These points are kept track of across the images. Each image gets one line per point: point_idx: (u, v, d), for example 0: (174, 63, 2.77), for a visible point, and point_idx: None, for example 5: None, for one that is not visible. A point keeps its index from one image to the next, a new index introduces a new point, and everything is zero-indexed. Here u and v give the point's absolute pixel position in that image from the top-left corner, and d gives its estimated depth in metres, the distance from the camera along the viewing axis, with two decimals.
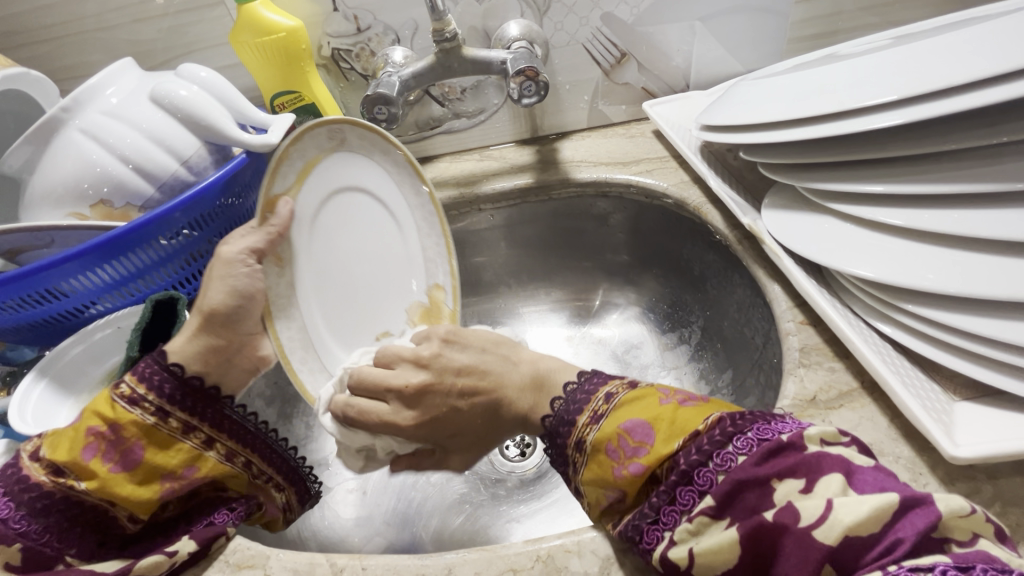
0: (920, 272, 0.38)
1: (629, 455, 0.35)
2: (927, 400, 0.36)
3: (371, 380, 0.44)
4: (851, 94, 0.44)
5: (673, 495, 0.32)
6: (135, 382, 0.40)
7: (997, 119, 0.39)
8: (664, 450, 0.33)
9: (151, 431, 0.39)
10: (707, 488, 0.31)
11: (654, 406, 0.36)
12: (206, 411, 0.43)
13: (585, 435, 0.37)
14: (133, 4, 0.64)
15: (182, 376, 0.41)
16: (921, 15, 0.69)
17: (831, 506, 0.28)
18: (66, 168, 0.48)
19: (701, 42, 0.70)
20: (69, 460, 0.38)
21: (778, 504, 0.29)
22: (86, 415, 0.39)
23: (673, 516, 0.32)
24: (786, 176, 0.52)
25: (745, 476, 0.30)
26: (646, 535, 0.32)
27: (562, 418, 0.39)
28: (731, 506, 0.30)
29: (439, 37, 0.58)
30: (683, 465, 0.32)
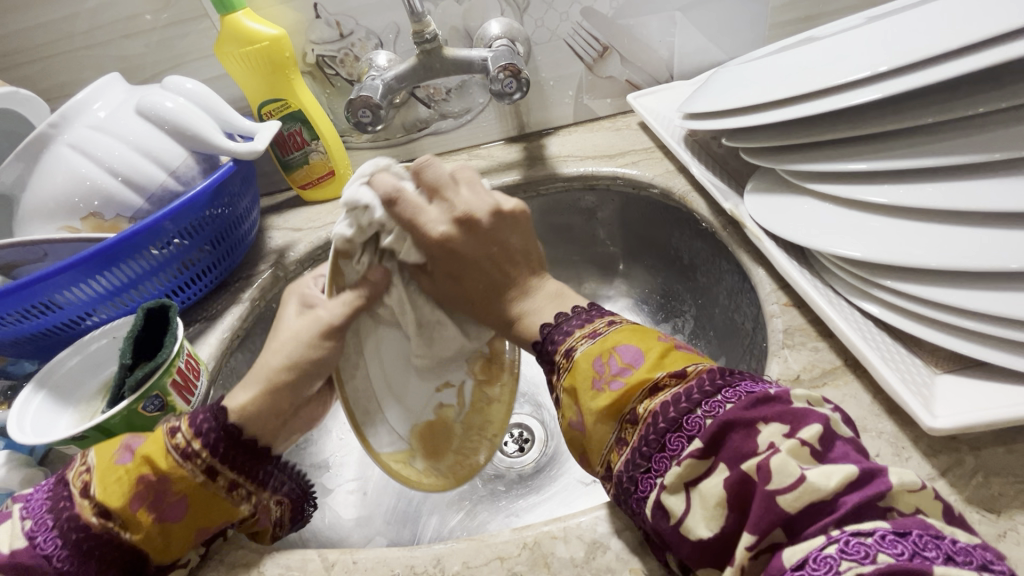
0: (904, 247, 0.39)
1: (612, 372, 0.36)
2: (907, 374, 0.36)
3: (433, 179, 0.46)
4: (826, 73, 0.44)
5: (663, 442, 0.32)
6: (194, 437, 0.38)
7: (970, 91, 0.39)
8: (646, 376, 0.35)
9: (198, 490, 0.38)
10: (696, 433, 0.31)
11: (649, 340, 0.38)
12: (254, 470, 0.41)
13: (576, 345, 0.39)
14: (121, 20, 0.65)
15: (238, 437, 0.40)
16: None
17: (803, 479, 0.26)
18: (56, 183, 0.49)
19: (682, 32, 0.70)
20: (118, 507, 0.36)
21: (761, 448, 0.29)
22: (135, 461, 0.37)
23: (664, 463, 0.32)
24: (767, 160, 0.52)
25: (734, 417, 0.30)
26: (641, 484, 0.32)
27: (555, 332, 0.42)
28: (719, 448, 0.30)
29: (419, 38, 0.59)
30: (672, 412, 0.32)
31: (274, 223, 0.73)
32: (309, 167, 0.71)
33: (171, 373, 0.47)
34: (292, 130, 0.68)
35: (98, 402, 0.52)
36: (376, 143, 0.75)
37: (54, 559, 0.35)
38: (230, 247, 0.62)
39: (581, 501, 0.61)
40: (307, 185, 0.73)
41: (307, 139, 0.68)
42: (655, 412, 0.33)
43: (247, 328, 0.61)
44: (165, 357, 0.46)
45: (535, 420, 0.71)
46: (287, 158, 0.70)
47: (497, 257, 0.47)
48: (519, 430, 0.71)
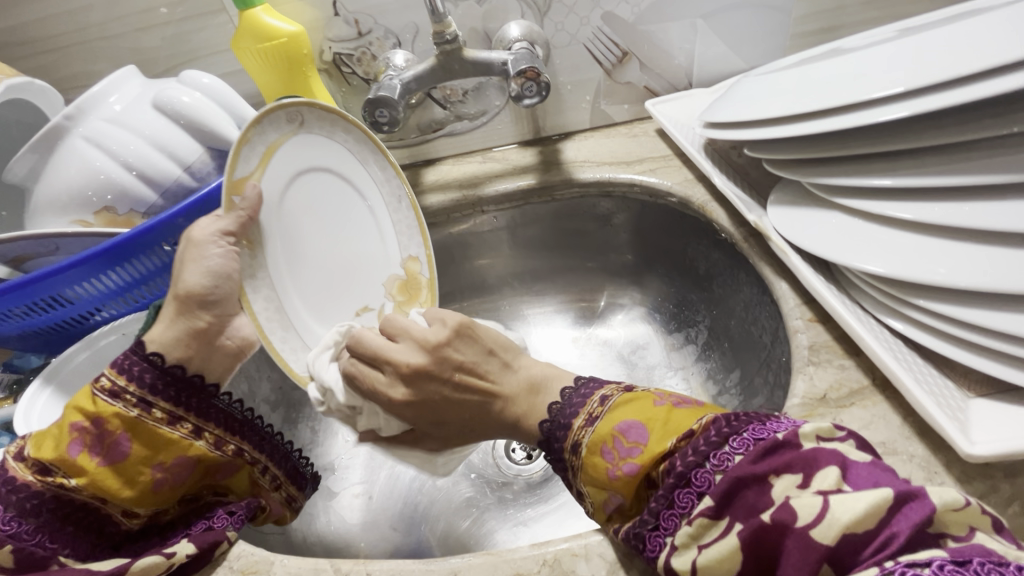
0: (931, 266, 0.38)
1: (623, 456, 0.35)
2: (940, 397, 0.36)
3: (371, 346, 0.43)
4: (856, 87, 0.43)
5: (671, 499, 0.32)
6: (115, 376, 0.41)
7: (1007, 109, 0.38)
8: (658, 448, 0.34)
9: (135, 424, 0.41)
10: (705, 489, 0.31)
11: (648, 407, 0.36)
12: (191, 401, 0.44)
13: (580, 439, 0.37)
14: (137, 13, 0.64)
15: (163, 366, 0.43)
16: (926, 9, 0.68)
17: (828, 506, 0.27)
18: (70, 175, 0.48)
19: (703, 39, 0.69)
20: (56, 457, 0.39)
21: (776, 500, 0.29)
22: (67, 414, 0.40)
23: (673, 521, 0.32)
24: (792, 172, 0.51)
25: (744, 474, 0.30)
26: (649, 541, 0.32)
27: (556, 428, 0.39)
28: (729, 504, 0.30)
29: (439, 39, 0.58)
30: (680, 466, 0.32)
31: None
32: None
33: None
34: None
35: None
36: (390, 143, 0.75)
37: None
38: None
39: None
40: None
41: None
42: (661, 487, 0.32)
43: None
44: None
45: None
46: None
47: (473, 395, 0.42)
48: None
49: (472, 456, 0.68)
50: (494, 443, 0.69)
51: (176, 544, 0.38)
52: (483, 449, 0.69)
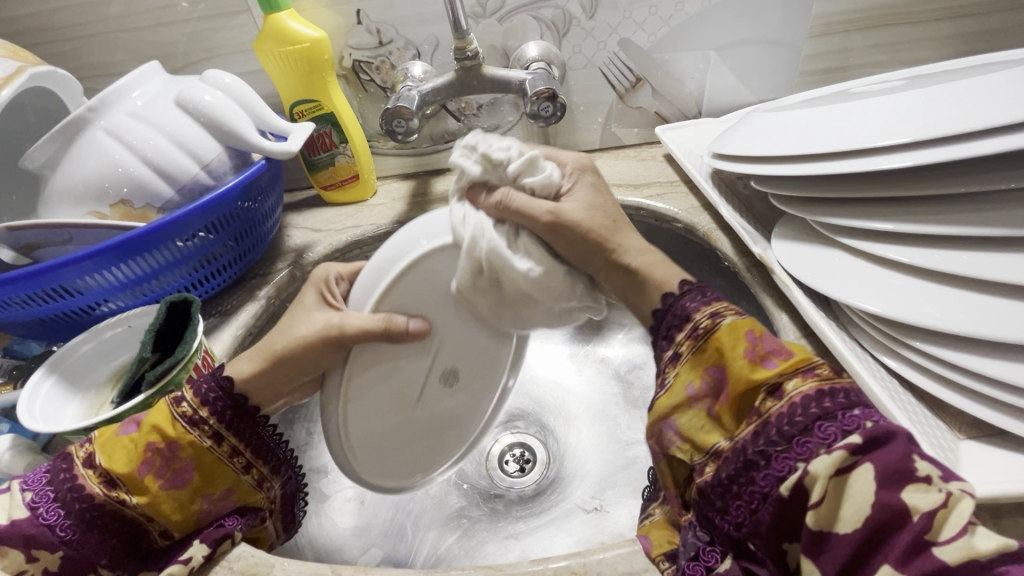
0: (925, 309, 0.39)
1: (766, 352, 0.37)
2: (933, 437, 0.37)
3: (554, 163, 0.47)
4: (862, 134, 0.45)
5: (812, 428, 0.33)
6: (197, 406, 0.41)
7: (1004, 165, 0.40)
8: (803, 360, 0.36)
9: (204, 454, 0.41)
10: (852, 429, 0.32)
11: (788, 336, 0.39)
12: (241, 426, 0.43)
13: (723, 314, 0.39)
14: (161, 9, 0.65)
15: (231, 393, 0.43)
16: (928, 57, 0.70)
17: (967, 530, 0.28)
18: (88, 167, 0.49)
19: (714, 71, 0.71)
20: (126, 473, 0.39)
21: (919, 473, 0.30)
22: (143, 430, 0.41)
23: (809, 448, 0.32)
24: (795, 208, 0.53)
25: (898, 429, 0.31)
26: (775, 462, 0.33)
27: (681, 302, 0.42)
28: (871, 451, 0.31)
29: (460, 55, 0.60)
30: (826, 403, 0.34)
31: (294, 221, 0.73)
32: (334, 169, 0.71)
33: (188, 369, 0.47)
34: (321, 132, 0.67)
35: (108, 392, 0.51)
36: (401, 151, 0.76)
37: (57, 528, 0.38)
38: (251, 244, 0.62)
39: (581, 529, 0.60)
40: (330, 187, 0.73)
41: (335, 142, 0.68)
42: (794, 404, 0.34)
43: (260, 326, 0.61)
44: (185, 352, 0.46)
45: (538, 441, 0.71)
46: (314, 159, 0.70)
47: (603, 229, 0.43)
48: (521, 450, 0.71)
49: (466, 466, 0.69)
50: (488, 454, 0.71)
51: (191, 547, 0.39)
52: (477, 460, 0.70)
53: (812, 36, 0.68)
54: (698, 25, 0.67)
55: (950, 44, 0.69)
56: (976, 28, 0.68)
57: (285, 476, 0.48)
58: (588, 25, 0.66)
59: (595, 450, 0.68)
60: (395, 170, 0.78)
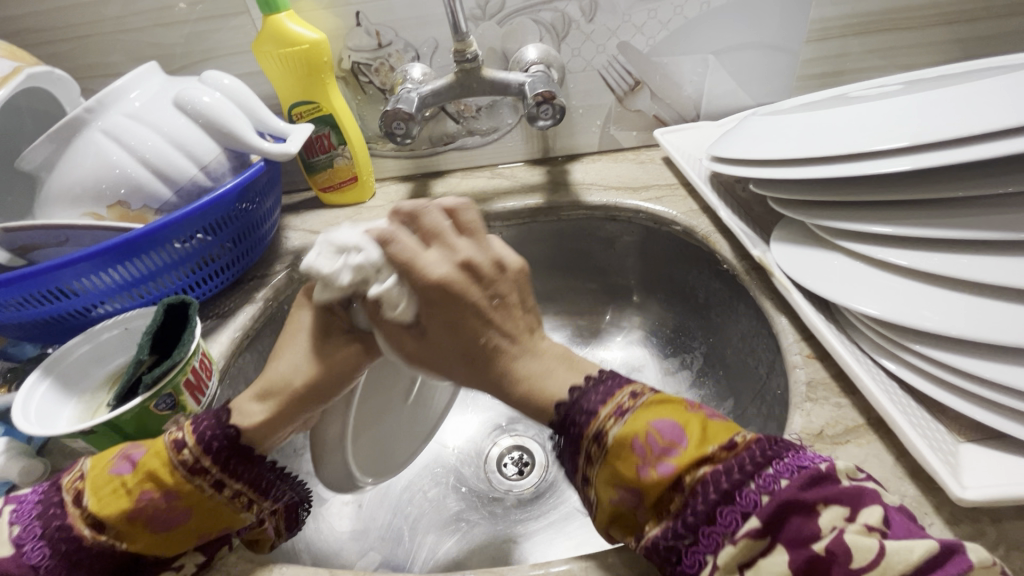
0: (919, 311, 0.40)
1: (658, 455, 0.32)
2: (933, 441, 0.37)
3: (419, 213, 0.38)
4: (861, 137, 0.45)
5: (712, 515, 0.30)
6: (199, 452, 0.39)
7: (1004, 170, 0.40)
8: (695, 453, 0.32)
9: (202, 500, 0.39)
10: (751, 509, 0.30)
11: (681, 411, 0.35)
12: (241, 468, 0.41)
13: (606, 427, 0.34)
14: (160, 9, 0.65)
15: (236, 440, 0.41)
16: (926, 62, 0.71)
17: (883, 551, 0.27)
18: (85, 168, 0.48)
19: (713, 74, 0.71)
20: (115, 520, 0.37)
21: (822, 532, 0.29)
22: (137, 476, 0.38)
23: (714, 539, 0.30)
24: (794, 211, 0.53)
25: (791, 498, 0.30)
26: (686, 557, 0.31)
27: (567, 427, 0.35)
28: (774, 526, 0.30)
29: (460, 57, 0.60)
30: (724, 484, 0.31)
31: (292, 223, 0.72)
32: (333, 171, 0.70)
33: (185, 371, 0.46)
34: (320, 134, 0.67)
35: (104, 395, 0.50)
36: (400, 153, 0.76)
37: (40, 568, 0.36)
38: (249, 247, 0.61)
39: (580, 533, 0.60)
40: (329, 188, 0.73)
41: (334, 143, 0.68)
42: (695, 495, 0.31)
43: (258, 329, 0.60)
44: (182, 355, 0.46)
45: (537, 444, 0.71)
46: (312, 161, 0.69)
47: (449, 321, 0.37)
48: (519, 454, 0.71)
49: (464, 470, 0.69)
50: (486, 457, 0.70)
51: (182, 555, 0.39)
52: (475, 463, 0.70)
53: (810, 41, 0.68)
54: (697, 28, 0.67)
55: (947, 50, 0.70)
56: (973, 34, 0.69)
57: (289, 483, 0.45)
58: (587, 28, 0.67)
59: None
60: (394, 172, 0.78)
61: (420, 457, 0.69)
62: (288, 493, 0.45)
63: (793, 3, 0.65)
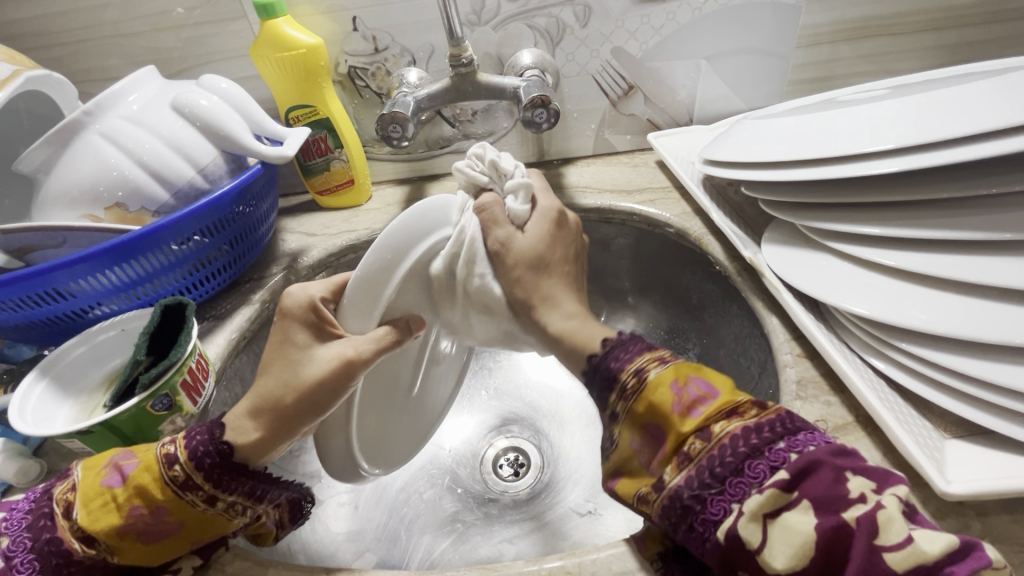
0: (910, 311, 0.40)
1: (691, 400, 0.34)
2: (919, 437, 0.38)
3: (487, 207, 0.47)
4: (849, 141, 0.46)
5: (741, 467, 0.31)
6: (190, 468, 0.39)
7: (987, 172, 0.41)
8: (726, 403, 0.34)
9: (195, 515, 0.39)
10: (779, 464, 0.30)
11: (717, 372, 0.37)
12: (232, 483, 0.41)
13: (647, 368, 0.37)
14: (158, 14, 0.65)
15: (227, 455, 0.41)
16: (914, 67, 0.72)
17: (911, 537, 0.26)
18: (83, 170, 0.49)
19: (705, 79, 0.72)
20: (107, 535, 0.37)
21: (852, 495, 0.28)
22: (127, 492, 0.38)
23: (741, 489, 0.31)
24: (784, 213, 0.54)
25: (821, 459, 0.30)
26: (709, 505, 0.31)
27: (608, 360, 0.40)
28: (803, 484, 0.29)
29: (455, 61, 0.61)
30: (753, 439, 0.32)
31: (288, 226, 0.73)
32: (329, 174, 0.71)
33: (182, 372, 0.47)
34: (317, 137, 0.68)
35: (101, 396, 0.50)
36: (396, 156, 0.76)
37: None
38: (246, 249, 0.62)
39: (575, 533, 0.60)
40: (325, 191, 0.73)
41: (331, 146, 0.69)
42: (723, 444, 0.32)
43: (254, 330, 0.61)
44: (179, 355, 0.46)
45: (532, 445, 0.71)
46: (309, 164, 0.70)
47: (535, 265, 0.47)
48: (515, 455, 0.71)
49: (460, 471, 0.69)
50: (482, 458, 0.71)
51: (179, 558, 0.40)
52: (471, 463, 0.70)
53: (800, 46, 0.69)
54: (689, 34, 0.68)
55: (934, 55, 0.71)
56: (959, 40, 0.70)
57: (284, 484, 0.46)
58: (581, 33, 0.67)
59: (587, 454, 0.68)
60: (390, 175, 0.79)
61: (417, 458, 0.70)
62: (285, 493, 0.45)
63: (782, 9, 0.66)
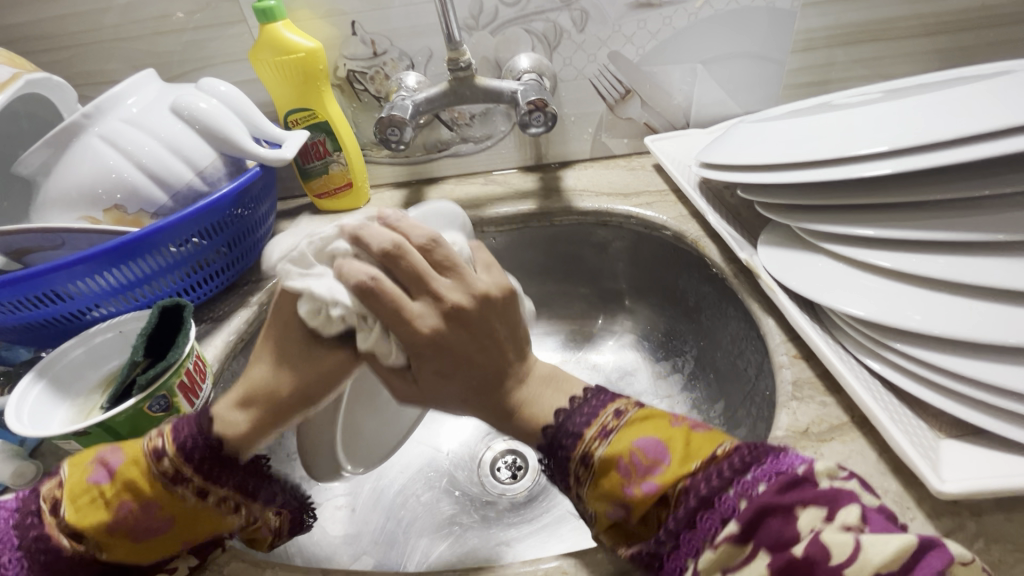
0: (906, 312, 0.40)
1: (641, 474, 0.35)
2: (914, 436, 0.38)
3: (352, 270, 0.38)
4: (843, 143, 0.46)
5: (693, 522, 0.32)
6: (179, 461, 0.39)
7: (980, 173, 0.42)
8: (678, 470, 0.34)
9: (184, 509, 0.39)
10: (730, 515, 0.32)
11: (664, 428, 0.37)
12: (222, 474, 0.40)
13: (592, 450, 0.37)
14: (158, 18, 0.66)
15: (217, 449, 0.40)
16: (910, 71, 0.73)
17: (859, 545, 0.28)
18: (82, 172, 0.49)
19: (702, 83, 0.73)
20: (96, 531, 0.37)
21: (801, 535, 0.30)
22: (117, 486, 0.38)
23: (694, 544, 0.32)
24: (780, 215, 0.54)
25: (769, 503, 0.31)
26: (669, 562, 0.33)
27: (556, 444, 0.39)
28: (754, 531, 0.31)
29: (453, 65, 0.61)
30: (704, 490, 0.33)
31: (287, 229, 0.73)
32: (328, 177, 0.71)
33: (180, 374, 0.47)
34: (315, 140, 0.68)
35: (97, 397, 0.51)
36: (395, 160, 0.77)
37: None
38: (244, 251, 0.62)
39: (573, 535, 0.60)
40: (324, 194, 0.73)
41: (330, 150, 0.69)
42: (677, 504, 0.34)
43: (253, 333, 0.61)
44: (176, 357, 0.46)
45: (530, 448, 0.71)
46: (308, 167, 0.70)
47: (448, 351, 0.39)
48: (512, 457, 0.71)
49: (457, 474, 0.69)
50: (480, 461, 0.71)
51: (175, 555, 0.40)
52: (468, 466, 0.70)
53: (795, 51, 0.70)
54: (685, 39, 0.69)
55: (928, 60, 0.72)
56: (953, 45, 0.71)
57: (276, 483, 0.45)
58: (578, 38, 0.68)
59: None
60: (388, 178, 0.79)
61: (414, 461, 0.70)
62: (282, 493, 0.45)
63: (777, 14, 0.67)
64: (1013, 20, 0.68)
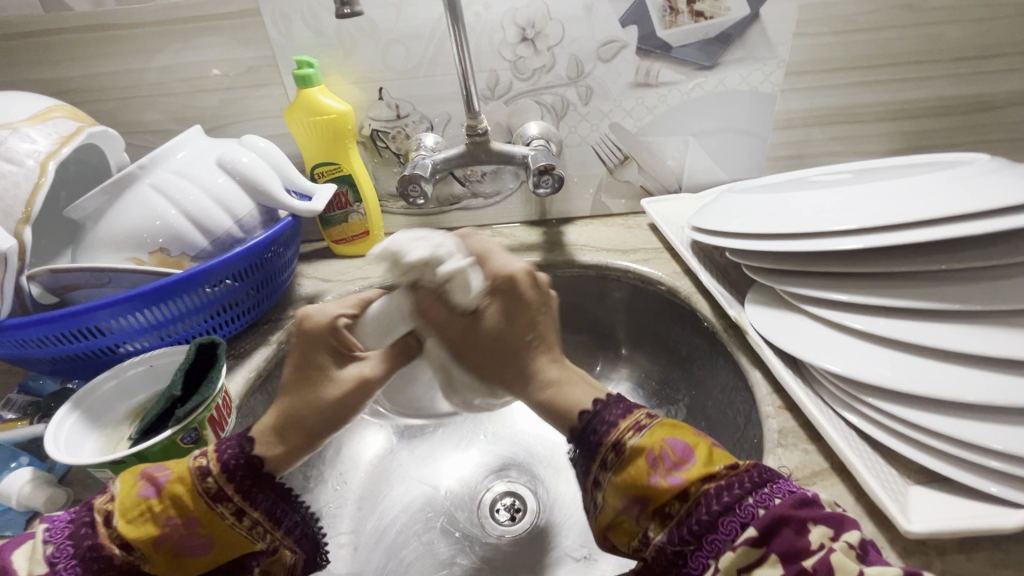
0: (879, 369, 0.45)
1: (669, 468, 0.39)
2: (885, 481, 0.42)
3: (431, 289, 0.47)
4: (819, 219, 0.53)
5: (716, 524, 0.37)
6: (222, 479, 0.42)
7: (937, 249, 0.48)
8: (701, 470, 0.39)
9: (224, 529, 0.42)
10: (749, 520, 0.36)
11: (689, 435, 0.41)
12: (259, 495, 0.43)
13: (625, 438, 0.42)
14: (203, 78, 0.72)
15: (259, 470, 0.43)
16: (880, 149, 0.81)
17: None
18: (133, 218, 0.53)
19: (692, 153, 0.80)
20: (141, 542, 0.40)
21: (812, 547, 0.35)
22: (164, 501, 0.41)
23: (717, 544, 0.37)
24: (764, 277, 0.60)
25: (785, 513, 0.36)
26: (691, 561, 0.37)
27: (597, 420, 0.43)
28: (771, 539, 0.35)
29: (472, 131, 0.68)
30: (725, 498, 0.37)
31: (305, 272, 0.77)
32: (347, 226, 0.76)
33: (210, 408, 0.50)
34: (338, 192, 0.74)
35: (126, 428, 0.53)
36: (410, 211, 0.82)
37: None
38: (269, 292, 0.66)
39: None
40: (341, 240, 0.78)
41: (351, 201, 0.75)
42: (700, 503, 0.38)
43: (270, 370, 0.64)
44: (209, 392, 0.49)
45: (528, 490, 0.74)
46: (329, 216, 0.75)
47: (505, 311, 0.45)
48: (511, 499, 0.73)
49: (458, 514, 0.71)
50: (479, 502, 0.72)
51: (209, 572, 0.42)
52: (468, 507, 0.72)
53: (776, 129, 0.78)
54: (678, 114, 0.77)
55: (895, 140, 0.81)
56: (916, 128, 0.79)
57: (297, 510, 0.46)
58: (583, 110, 0.76)
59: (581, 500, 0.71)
60: (402, 227, 0.84)
61: (415, 499, 0.72)
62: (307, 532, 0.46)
63: (760, 96, 0.75)
64: (965, 109, 0.78)
